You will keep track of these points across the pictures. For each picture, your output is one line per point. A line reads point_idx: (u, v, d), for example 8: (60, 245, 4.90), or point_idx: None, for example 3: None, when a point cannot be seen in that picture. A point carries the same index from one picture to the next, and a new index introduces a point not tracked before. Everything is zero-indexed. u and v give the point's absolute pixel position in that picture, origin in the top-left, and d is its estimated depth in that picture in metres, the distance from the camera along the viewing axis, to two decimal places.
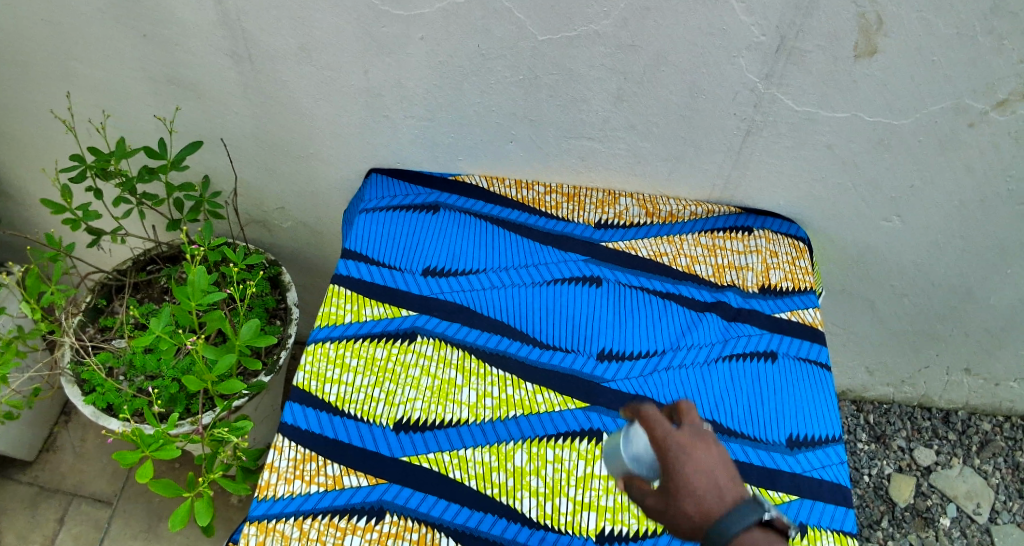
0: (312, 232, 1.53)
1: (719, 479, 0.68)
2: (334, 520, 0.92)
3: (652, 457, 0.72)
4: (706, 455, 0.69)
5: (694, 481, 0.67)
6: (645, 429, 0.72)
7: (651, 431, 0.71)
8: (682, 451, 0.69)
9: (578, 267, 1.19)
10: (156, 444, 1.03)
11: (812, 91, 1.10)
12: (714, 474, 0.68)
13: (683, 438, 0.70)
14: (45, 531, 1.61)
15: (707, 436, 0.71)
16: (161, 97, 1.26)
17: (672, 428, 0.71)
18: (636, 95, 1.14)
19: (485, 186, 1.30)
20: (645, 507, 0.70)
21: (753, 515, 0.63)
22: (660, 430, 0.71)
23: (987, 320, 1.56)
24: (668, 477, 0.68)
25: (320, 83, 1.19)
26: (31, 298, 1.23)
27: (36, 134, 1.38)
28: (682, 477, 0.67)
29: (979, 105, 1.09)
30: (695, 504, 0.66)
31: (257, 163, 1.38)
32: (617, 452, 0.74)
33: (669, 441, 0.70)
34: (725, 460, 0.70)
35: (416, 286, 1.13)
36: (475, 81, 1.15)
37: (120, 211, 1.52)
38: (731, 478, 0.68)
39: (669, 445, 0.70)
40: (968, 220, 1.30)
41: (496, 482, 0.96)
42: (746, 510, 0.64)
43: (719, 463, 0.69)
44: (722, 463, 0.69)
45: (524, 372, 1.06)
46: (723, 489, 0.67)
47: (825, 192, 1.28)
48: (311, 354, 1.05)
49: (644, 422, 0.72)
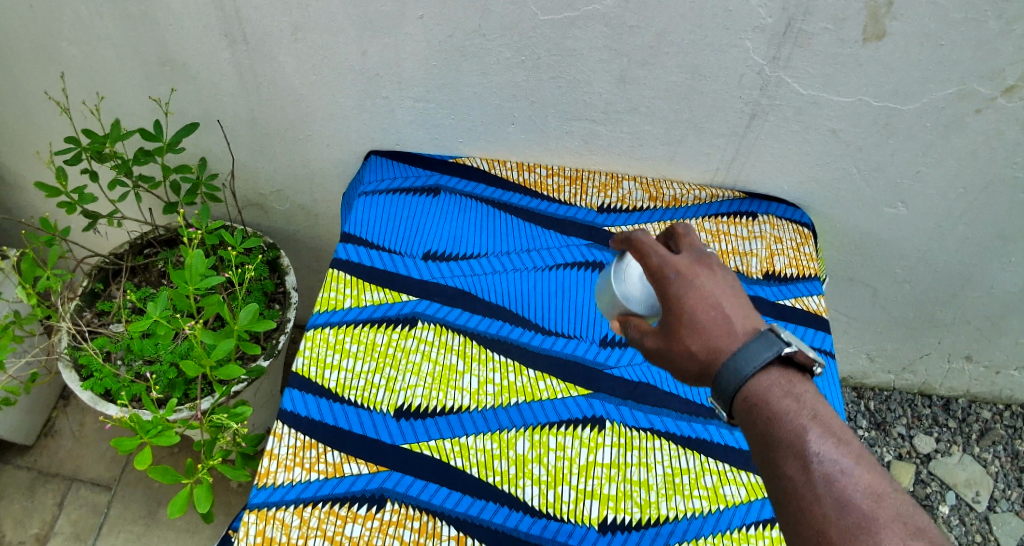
0: (310, 215, 1.51)
1: (721, 305, 0.70)
2: (334, 508, 0.91)
3: (642, 296, 0.80)
4: (706, 282, 0.72)
5: (696, 310, 0.70)
6: (640, 259, 0.74)
7: (647, 261, 0.73)
8: (682, 280, 0.72)
9: (580, 252, 1.17)
10: (154, 430, 1.01)
11: (818, 74, 1.08)
12: (716, 300, 0.70)
13: (684, 267, 0.72)
14: (44, 516, 1.60)
15: (707, 263, 0.74)
16: (154, 79, 1.24)
17: (670, 255, 0.73)
18: (638, 76, 1.12)
19: (486, 168, 1.28)
20: (646, 349, 0.74)
21: (768, 351, 0.66)
22: (657, 256, 0.73)
23: (989, 307, 1.55)
24: (668, 304, 0.71)
25: (316, 64, 1.17)
26: (27, 283, 1.21)
27: (29, 116, 1.35)
28: (683, 305, 0.70)
29: (986, 90, 1.07)
30: (696, 339, 0.69)
31: (253, 146, 1.36)
32: (612, 295, 0.82)
33: (669, 269, 0.72)
34: (722, 282, 0.72)
35: (416, 271, 1.12)
36: (474, 62, 1.13)
37: (116, 194, 1.51)
38: (733, 305, 0.71)
39: (667, 273, 0.72)
40: (973, 207, 1.29)
41: (497, 470, 0.96)
42: (759, 345, 0.66)
43: (721, 290, 0.72)
44: (722, 288, 0.72)
45: (526, 359, 1.05)
46: (727, 317, 0.70)
47: (830, 177, 1.26)
48: (311, 340, 1.04)
49: (639, 250, 0.74)
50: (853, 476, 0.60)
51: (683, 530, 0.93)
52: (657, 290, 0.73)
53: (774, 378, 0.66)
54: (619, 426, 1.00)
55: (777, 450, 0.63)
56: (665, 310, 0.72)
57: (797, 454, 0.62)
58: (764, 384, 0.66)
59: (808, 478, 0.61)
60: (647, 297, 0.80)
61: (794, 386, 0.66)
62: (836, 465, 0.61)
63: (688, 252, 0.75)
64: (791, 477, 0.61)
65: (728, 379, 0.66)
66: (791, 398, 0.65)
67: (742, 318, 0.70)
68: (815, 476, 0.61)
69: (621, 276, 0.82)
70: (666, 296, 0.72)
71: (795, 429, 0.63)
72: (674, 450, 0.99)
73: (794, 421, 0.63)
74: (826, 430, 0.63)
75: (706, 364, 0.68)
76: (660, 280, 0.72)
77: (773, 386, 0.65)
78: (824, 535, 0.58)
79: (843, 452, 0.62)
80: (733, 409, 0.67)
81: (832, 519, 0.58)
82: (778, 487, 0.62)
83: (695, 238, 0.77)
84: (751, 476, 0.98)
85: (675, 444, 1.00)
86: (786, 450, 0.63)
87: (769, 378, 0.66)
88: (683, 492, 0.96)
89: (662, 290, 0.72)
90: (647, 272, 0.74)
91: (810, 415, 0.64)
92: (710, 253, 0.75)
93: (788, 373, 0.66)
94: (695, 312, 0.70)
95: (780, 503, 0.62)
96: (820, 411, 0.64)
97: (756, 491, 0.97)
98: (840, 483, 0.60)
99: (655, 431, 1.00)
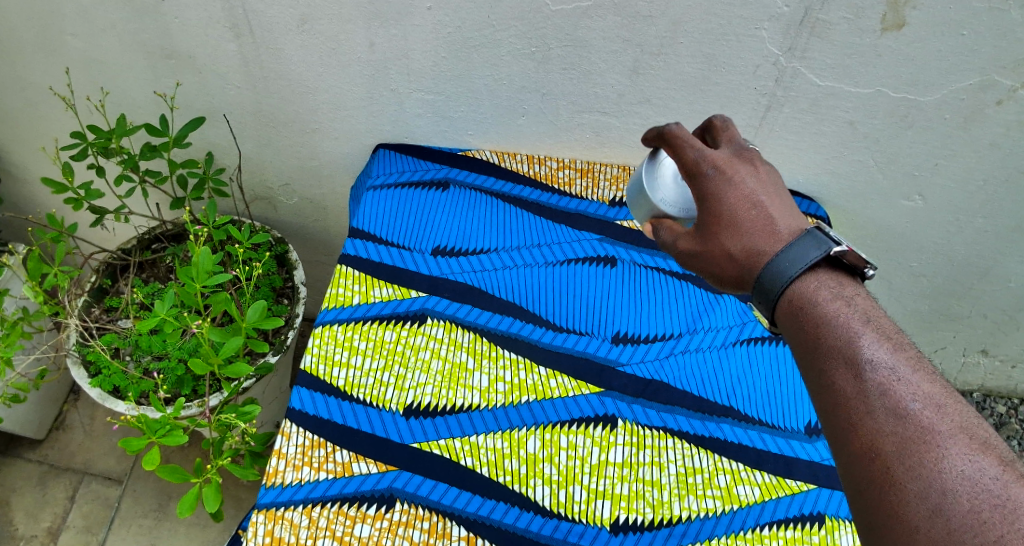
0: (317, 208, 1.50)
1: (760, 203, 0.73)
2: (343, 508, 0.90)
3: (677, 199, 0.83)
4: (749, 182, 0.74)
5: (736, 210, 0.73)
6: (676, 156, 0.77)
7: (684, 156, 0.76)
8: (723, 178, 0.74)
9: (592, 246, 1.16)
10: (162, 430, 1.00)
11: (836, 65, 1.06)
12: (757, 200, 0.73)
13: (725, 166, 0.75)
14: (56, 510, 1.60)
15: (748, 163, 0.76)
16: (159, 72, 1.23)
17: (709, 151, 0.76)
18: (651, 67, 1.10)
19: (496, 161, 1.26)
20: (679, 252, 0.78)
21: (815, 251, 0.68)
22: (696, 152, 0.75)
23: (1007, 301, 1.52)
24: (708, 199, 0.74)
25: (323, 56, 1.15)
26: (33, 280, 1.20)
27: (35, 111, 1.34)
28: (724, 203, 0.73)
29: (1008, 82, 1.05)
30: (734, 238, 0.72)
31: (259, 138, 1.34)
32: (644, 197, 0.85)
33: (710, 167, 0.75)
34: (760, 179, 0.75)
35: (425, 267, 1.10)
36: (483, 53, 1.11)
37: (123, 189, 1.50)
38: (775, 206, 0.74)
39: (708, 170, 0.75)
40: (992, 200, 1.26)
41: (508, 469, 0.94)
42: (805, 246, 0.69)
43: (764, 191, 0.74)
44: (763, 188, 0.74)
45: (537, 356, 1.03)
46: (769, 219, 0.72)
47: (846, 169, 1.24)
48: (319, 337, 1.03)
49: (675, 145, 0.76)
50: (907, 382, 0.61)
51: (696, 531, 0.92)
52: (693, 185, 0.76)
53: (822, 281, 0.68)
54: (631, 425, 0.98)
55: (828, 357, 0.64)
56: (703, 208, 0.75)
57: (846, 360, 0.64)
58: (811, 287, 0.68)
59: (858, 383, 0.62)
60: (679, 198, 0.83)
61: (843, 289, 0.68)
62: (889, 371, 0.62)
63: (728, 149, 0.77)
64: (840, 383, 0.63)
65: (771, 281, 0.69)
66: (841, 303, 0.67)
67: (786, 221, 0.72)
68: (866, 380, 0.62)
69: (655, 176, 0.84)
70: (706, 193, 0.74)
71: (844, 334, 0.65)
72: (687, 449, 0.97)
73: (845, 326, 0.65)
74: (879, 336, 0.65)
75: (746, 265, 0.72)
76: (701, 178, 0.75)
77: (820, 289, 0.68)
78: (874, 437, 0.59)
79: (896, 359, 0.63)
80: (775, 315, 0.69)
81: (884, 423, 0.60)
82: (827, 392, 0.63)
83: (735, 136, 0.79)
84: (765, 476, 0.97)
85: (688, 443, 0.98)
86: (837, 358, 0.64)
87: (815, 279, 0.68)
88: (696, 492, 0.94)
89: (702, 188, 0.75)
90: (684, 168, 0.76)
91: (860, 321, 0.65)
92: (754, 154, 0.78)
93: (835, 275, 0.69)
94: (734, 212, 0.73)
95: (828, 407, 0.63)
96: (871, 317, 0.66)
97: (770, 491, 0.95)
98: (893, 388, 0.61)
99: (668, 429, 0.99)
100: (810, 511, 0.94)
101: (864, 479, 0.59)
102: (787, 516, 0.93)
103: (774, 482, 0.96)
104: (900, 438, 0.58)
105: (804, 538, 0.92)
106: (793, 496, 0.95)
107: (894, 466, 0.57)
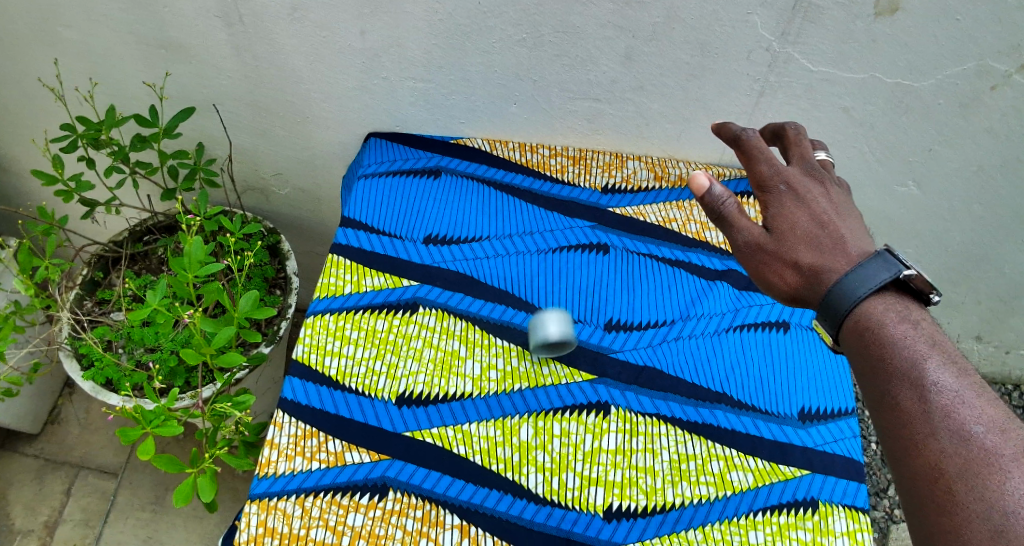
0: (311, 199, 1.50)
1: (831, 219, 0.81)
2: (337, 498, 0.90)
3: None
4: (818, 198, 0.83)
5: (804, 221, 0.81)
6: (749, 168, 0.86)
7: (758, 169, 0.85)
8: (795, 192, 0.83)
9: (584, 233, 1.15)
10: (155, 420, 1.00)
11: (830, 50, 1.05)
12: (828, 217, 0.81)
13: (797, 182, 0.84)
14: (53, 503, 1.60)
15: (819, 181, 0.85)
16: (151, 63, 1.22)
17: (782, 168, 0.85)
18: (644, 54, 1.09)
19: (488, 149, 1.25)
20: (742, 254, 0.80)
21: (885, 273, 0.72)
22: (770, 166, 0.84)
23: (1002, 287, 1.52)
24: (782, 209, 0.82)
25: (315, 45, 1.14)
26: (25, 274, 1.19)
27: (26, 103, 1.33)
28: (796, 214, 0.81)
29: (1003, 67, 1.04)
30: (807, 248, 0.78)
31: (252, 129, 1.33)
32: None
33: (783, 180, 0.84)
34: (828, 199, 0.83)
35: (417, 256, 1.10)
36: (476, 40, 1.10)
37: (114, 181, 1.49)
38: (844, 224, 0.81)
39: (781, 183, 0.84)
40: (987, 186, 1.25)
41: (501, 457, 0.94)
42: (875, 267, 0.73)
43: (833, 209, 0.82)
44: (832, 208, 0.82)
45: (530, 343, 1.03)
46: (837, 235, 0.79)
47: (841, 156, 1.23)
48: (310, 326, 1.02)
49: (750, 158, 0.86)
50: (971, 406, 0.66)
51: (689, 518, 0.92)
52: (766, 195, 0.84)
53: (889, 304, 0.72)
54: (624, 412, 0.98)
55: (894, 380, 0.69)
56: (777, 215, 0.82)
57: (912, 382, 0.68)
58: (878, 308, 0.72)
59: (923, 405, 0.67)
60: None
61: (910, 312, 0.72)
62: (953, 394, 0.67)
63: (799, 169, 0.86)
64: (905, 404, 0.68)
65: (840, 301, 0.73)
66: (908, 326, 0.71)
67: (856, 241, 0.79)
68: (930, 402, 0.67)
69: None
70: (778, 202, 0.82)
71: (910, 358, 0.69)
72: (681, 435, 0.97)
73: (911, 349, 0.70)
74: (944, 359, 0.69)
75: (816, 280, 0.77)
76: (774, 189, 0.83)
77: (888, 311, 0.72)
78: (937, 458, 0.64)
79: (961, 383, 0.67)
80: (841, 335, 0.74)
81: (947, 444, 0.65)
82: (892, 413, 0.68)
83: (806, 157, 0.88)
84: (759, 462, 0.96)
85: (681, 430, 0.98)
86: (902, 379, 0.69)
87: (883, 302, 0.73)
88: (690, 479, 0.94)
89: (774, 197, 0.83)
90: (757, 179, 0.85)
91: (927, 344, 0.70)
92: (823, 174, 0.87)
93: (902, 300, 0.73)
94: (803, 223, 0.80)
95: (892, 427, 0.68)
96: (936, 340, 0.70)
97: (764, 477, 0.95)
98: (957, 411, 0.66)
99: (661, 416, 0.99)
100: (804, 496, 0.94)
101: (926, 497, 0.64)
102: (781, 502, 0.93)
103: (768, 468, 0.96)
104: (963, 460, 0.63)
105: (798, 524, 0.92)
106: (787, 482, 0.95)
107: (957, 486, 0.63)
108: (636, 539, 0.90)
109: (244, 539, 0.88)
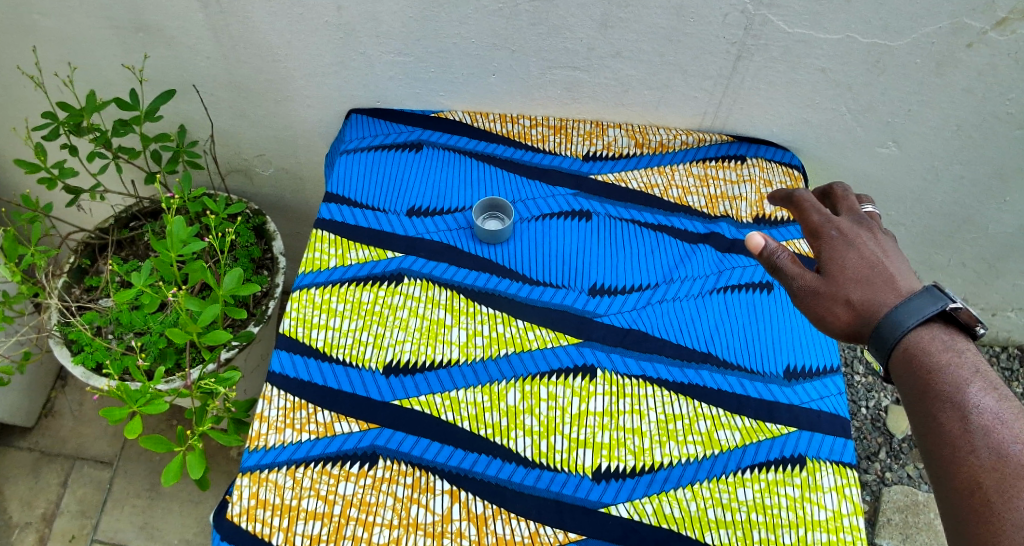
0: (295, 178, 1.50)
1: (884, 261, 0.82)
2: (327, 468, 0.91)
3: None
4: (867, 242, 0.85)
5: (855, 261, 0.83)
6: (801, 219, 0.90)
7: (809, 219, 0.89)
8: (845, 237, 0.86)
9: (566, 201, 1.16)
10: (142, 399, 0.99)
11: (804, 11, 1.05)
12: (881, 259, 0.83)
13: (847, 228, 0.87)
14: (50, 496, 1.60)
15: (868, 228, 0.88)
16: (130, 46, 1.21)
17: (833, 217, 0.89)
18: (620, 19, 1.09)
19: (469, 121, 1.26)
20: (799, 293, 0.82)
21: (932, 306, 0.74)
22: (821, 217, 0.89)
23: (986, 247, 1.53)
24: (835, 251, 0.84)
25: (292, 22, 1.14)
26: (10, 260, 1.16)
27: (7, 92, 1.33)
28: (848, 255, 0.83)
29: (977, 24, 1.05)
30: (862, 286, 0.80)
31: (234, 110, 1.33)
32: None
33: (834, 228, 0.87)
34: (878, 241, 0.86)
35: (401, 228, 1.10)
36: (451, 11, 1.10)
37: (96, 167, 1.49)
38: (894, 263, 0.82)
39: (832, 230, 0.87)
40: (967, 146, 1.26)
41: (488, 422, 0.95)
42: (921, 301, 0.74)
43: (882, 251, 0.84)
44: (883, 251, 0.84)
45: (516, 310, 1.03)
46: (888, 272, 0.81)
47: (821, 118, 1.24)
48: (297, 301, 1.03)
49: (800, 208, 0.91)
50: (1010, 426, 0.67)
51: (678, 477, 0.93)
52: (818, 239, 0.87)
53: (936, 334, 0.73)
54: (610, 374, 0.99)
55: (938, 401, 0.70)
56: (829, 257, 0.84)
57: (954, 404, 0.69)
58: (924, 337, 0.73)
59: (964, 425, 0.68)
60: None
61: (955, 341, 0.73)
62: (993, 415, 0.68)
63: (850, 219, 0.90)
64: (948, 425, 0.69)
65: (887, 333, 0.75)
66: (952, 354, 0.72)
67: (905, 280, 0.80)
68: (971, 422, 0.68)
69: None
70: (829, 246, 0.85)
71: (954, 381, 0.70)
72: (667, 396, 0.98)
73: (955, 373, 0.70)
74: (984, 384, 0.70)
75: (868, 320, 0.78)
76: (825, 237, 0.87)
77: (933, 340, 0.73)
78: (975, 473, 0.65)
79: (1002, 406, 0.68)
80: (889, 364, 0.75)
81: (985, 460, 0.66)
82: (933, 433, 0.69)
83: (855, 208, 0.92)
84: (745, 420, 0.97)
85: (668, 390, 0.98)
86: (944, 400, 0.70)
87: (930, 332, 0.73)
88: (677, 438, 0.95)
89: (825, 243, 0.86)
90: (808, 228, 0.89)
91: (971, 370, 0.71)
92: (872, 222, 0.89)
93: (949, 330, 0.73)
94: (855, 264, 0.82)
95: (933, 446, 0.69)
96: (980, 368, 0.71)
97: (751, 435, 0.96)
98: (996, 431, 0.67)
99: (648, 377, 0.99)
100: (791, 453, 0.95)
101: (964, 511, 0.65)
102: (769, 459, 0.94)
103: (755, 426, 0.97)
104: (1001, 475, 0.64)
105: (786, 480, 0.93)
106: (773, 439, 0.96)
107: (995, 500, 0.64)
108: (625, 499, 0.91)
109: (236, 511, 0.88)
